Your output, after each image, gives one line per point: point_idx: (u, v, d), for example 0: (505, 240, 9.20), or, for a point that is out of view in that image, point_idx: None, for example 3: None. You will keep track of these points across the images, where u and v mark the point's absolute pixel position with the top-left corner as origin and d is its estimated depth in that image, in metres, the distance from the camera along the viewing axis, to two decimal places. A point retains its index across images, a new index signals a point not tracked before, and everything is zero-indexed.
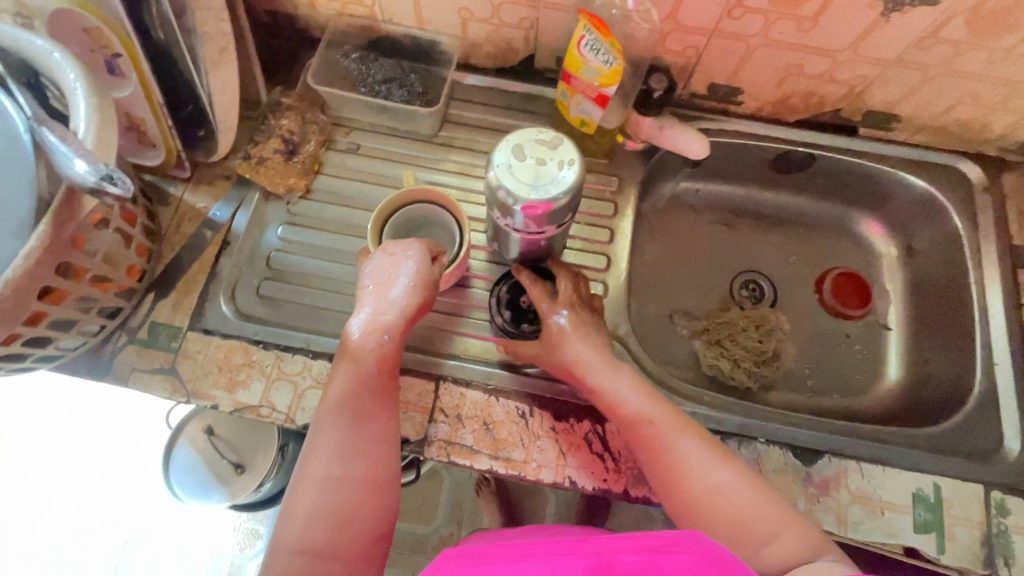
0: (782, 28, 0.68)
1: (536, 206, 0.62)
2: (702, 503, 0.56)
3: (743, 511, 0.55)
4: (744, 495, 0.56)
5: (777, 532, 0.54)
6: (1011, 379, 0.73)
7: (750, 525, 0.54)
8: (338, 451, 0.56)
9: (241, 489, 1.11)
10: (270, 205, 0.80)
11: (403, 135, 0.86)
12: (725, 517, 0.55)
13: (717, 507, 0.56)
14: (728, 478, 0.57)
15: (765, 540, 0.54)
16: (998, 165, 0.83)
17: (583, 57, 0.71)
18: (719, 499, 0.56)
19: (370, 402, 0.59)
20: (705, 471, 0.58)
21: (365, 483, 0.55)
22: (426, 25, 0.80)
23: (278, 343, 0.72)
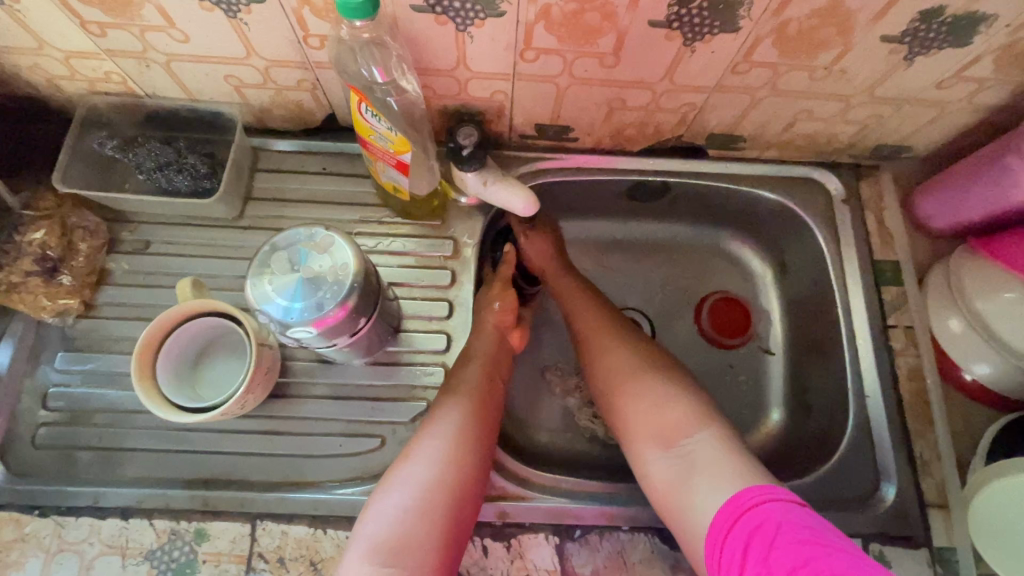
0: (585, 66, 0.60)
1: (327, 318, 0.52)
2: (615, 384, 0.65)
3: (646, 390, 0.63)
4: (642, 376, 0.64)
5: (675, 397, 0.61)
6: (885, 410, 0.68)
7: (653, 401, 0.62)
8: (430, 504, 0.54)
9: None
10: (43, 332, 0.68)
11: (199, 223, 0.73)
12: (631, 396, 0.63)
13: (624, 392, 0.64)
14: (628, 361, 0.66)
15: (664, 413, 0.60)
16: (854, 173, 0.77)
17: (367, 124, 0.59)
18: (623, 380, 0.64)
19: (468, 456, 0.58)
20: (610, 355, 0.67)
21: (436, 539, 0.53)
22: (198, 96, 0.68)
23: (58, 505, 0.61)
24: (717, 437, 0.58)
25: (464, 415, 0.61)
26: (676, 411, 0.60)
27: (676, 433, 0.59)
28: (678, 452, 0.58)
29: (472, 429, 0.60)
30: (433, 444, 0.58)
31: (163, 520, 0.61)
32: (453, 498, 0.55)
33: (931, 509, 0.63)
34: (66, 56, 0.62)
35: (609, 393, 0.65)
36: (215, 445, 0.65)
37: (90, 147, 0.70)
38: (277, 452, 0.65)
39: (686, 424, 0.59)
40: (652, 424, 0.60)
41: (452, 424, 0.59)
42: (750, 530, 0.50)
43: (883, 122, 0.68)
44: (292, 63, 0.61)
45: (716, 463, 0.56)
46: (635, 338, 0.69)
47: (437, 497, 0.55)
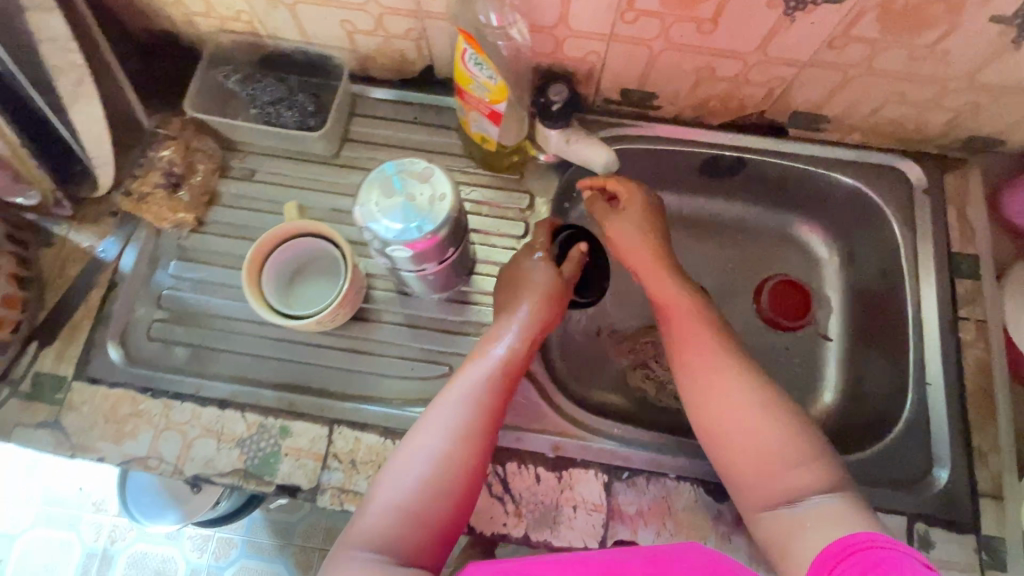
0: (682, 31, 0.62)
1: (417, 243, 0.57)
2: (732, 432, 0.59)
3: (768, 438, 0.58)
4: (762, 420, 0.59)
5: (796, 451, 0.57)
6: (945, 399, 0.68)
7: (772, 451, 0.57)
8: (462, 447, 0.58)
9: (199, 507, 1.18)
10: (161, 240, 0.76)
11: (300, 158, 0.80)
12: (746, 433, 0.58)
13: (737, 438, 0.59)
14: (752, 402, 0.60)
15: (783, 467, 0.56)
16: (939, 165, 0.76)
17: (469, 73, 0.64)
18: (740, 414, 0.59)
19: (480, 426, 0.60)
20: (733, 393, 0.60)
21: (463, 479, 0.57)
22: (313, 39, 0.75)
23: (167, 390, 0.69)
24: (845, 499, 0.54)
25: (495, 373, 0.63)
26: (798, 470, 0.56)
27: (794, 487, 0.56)
28: (796, 506, 0.55)
29: (501, 383, 0.62)
30: (464, 390, 0.61)
31: (253, 414, 0.68)
32: (478, 449, 0.59)
33: (984, 498, 0.64)
34: None
35: (718, 435, 0.60)
36: (300, 356, 0.73)
37: (216, 77, 0.77)
38: (356, 370, 0.72)
39: (802, 481, 0.56)
40: (772, 479, 0.57)
41: (482, 374, 0.62)
42: (859, 570, 0.45)
43: (979, 111, 0.67)
44: (405, 12, 0.66)
45: (834, 522, 0.52)
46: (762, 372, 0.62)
47: (467, 440, 0.59)
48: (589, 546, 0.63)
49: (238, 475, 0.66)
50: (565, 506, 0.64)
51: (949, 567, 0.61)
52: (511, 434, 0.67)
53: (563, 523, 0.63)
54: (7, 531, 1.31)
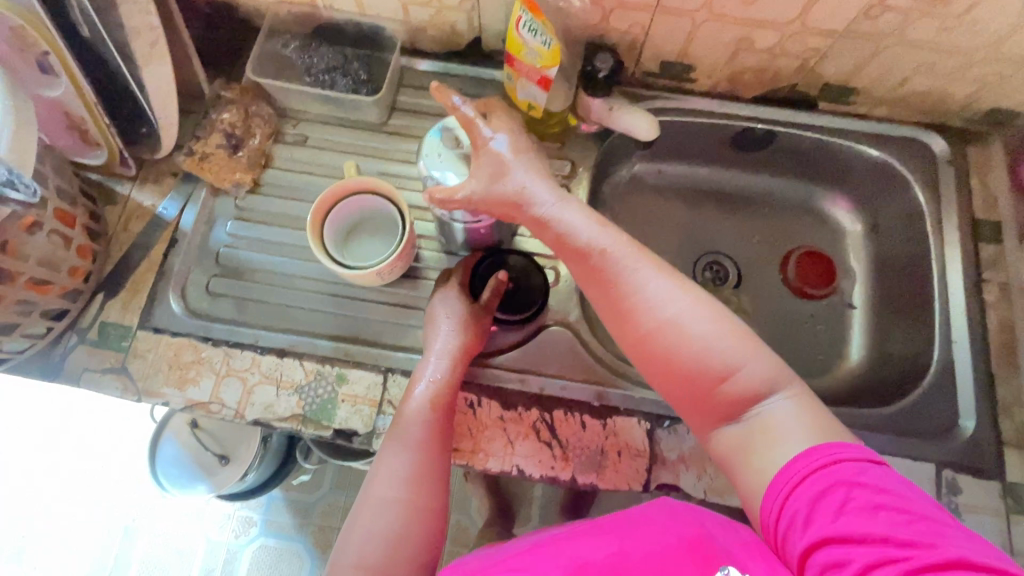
0: (726, 1, 0.66)
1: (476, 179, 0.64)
2: (679, 348, 0.54)
3: (703, 352, 0.53)
4: (687, 337, 0.53)
5: (747, 360, 0.53)
6: (970, 355, 0.71)
7: (722, 364, 0.53)
8: (427, 444, 0.61)
9: (227, 479, 1.21)
10: (219, 200, 0.79)
11: (351, 126, 0.84)
12: (686, 349, 0.53)
13: (686, 356, 0.53)
14: (663, 320, 0.54)
15: (734, 377, 0.53)
16: (961, 137, 0.80)
17: (522, 39, 0.68)
18: (660, 328, 0.54)
19: (436, 445, 0.62)
20: (664, 304, 0.55)
21: (436, 473, 0.61)
22: (368, 11, 0.78)
23: (228, 338, 0.72)
24: (789, 399, 0.52)
25: (444, 370, 0.66)
26: (749, 374, 0.52)
27: (748, 396, 0.52)
28: (747, 417, 0.53)
29: (450, 377, 0.66)
30: (416, 394, 0.64)
31: (311, 362, 0.71)
32: (442, 445, 0.62)
33: (1008, 447, 0.67)
34: None
35: (655, 356, 0.55)
36: (353, 310, 0.75)
37: (274, 45, 0.81)
38: (406, 323, 0.75)
39: (756, 387, 0.52)
40: (729, 397, 0.53)
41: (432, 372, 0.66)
42: (806, 505, 0.46)
43: (1002, 82, 0.71)
44: None
45: (795, 433, 0.50)
46: (652, 287, 0.56)
47: (430, 437, 0.62)
48: (633, 489, 0.66)
49: (297, 419, 0.69)
50: (610, 452, 0.67)
51: (975, 510, 0.65)
52: (557, 384, 0.70)
53: (608, 466, 0.66)
54: (36, 503, 1.33)
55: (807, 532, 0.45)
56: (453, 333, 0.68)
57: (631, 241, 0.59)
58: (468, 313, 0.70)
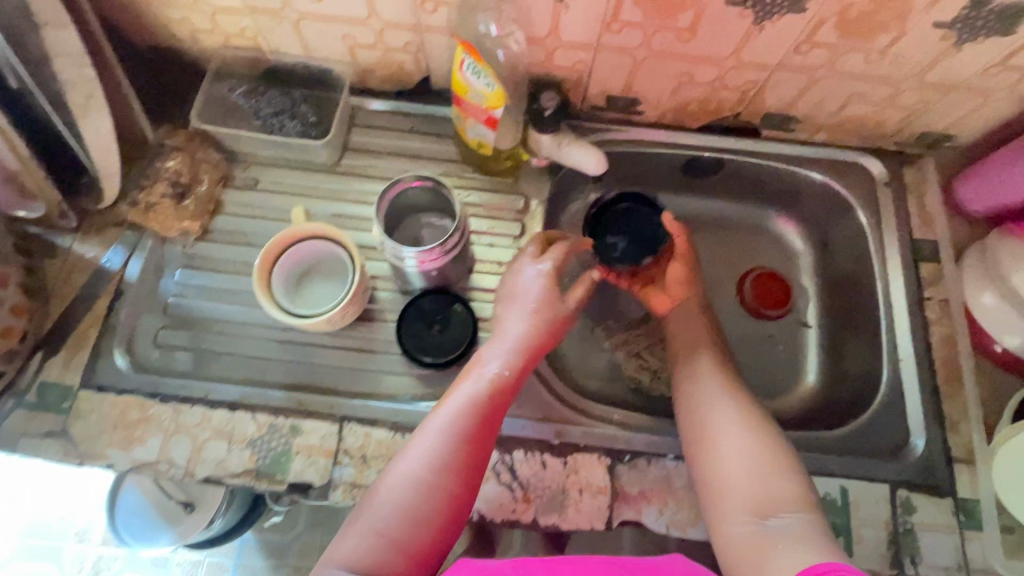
0: (662, 40, 0.68)
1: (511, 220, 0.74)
2: (727, 445, 0.61)
3: (750, 454, 0.60)
4: (739, 437, 0.61)
5: (786, 474, 0.58)
6: (917, 373, 0.73)
7: (758, 469, 0.58)
8: (453, 455, 0.58)
9: (190, 527, 1.16)
10: (166, 249, 0.78)
11: (302, 167, 0.83)
12: (731, 445, 0.61)
13: (727, 448, 0.61)
14: (723, 418, 0.63)
15: (770, 482, 0.57)
16: (898, 159, 0.83)
17: (467, 81, 0.69)
18: (719, 424, 0.63)
19: (465, 454, 0.58)
20: (724, 409, 0.64)
21: (449, 487, 0.57)
22: (314, 54, 0.78)
23: (176, 394, 0.70)
24: (820, 522, 0.54)
25: (495, 382, 0.63)
26: (785, 484, 0.57)
27: (775, 504, 0.56)
28: (770, 521, 0.55)
29: (496, 391, 0.63)
30: (456, 401, 0.61)
31: (264, 414, 0.69)
32: (471, 456, 0.59)
33: (957, 463, 0.69)
34: (214, 11, 0.72)
35: (706, 440, 0.62)
36: (310, 358, 0.75)
37: (220, 90, 0.80)
38: (362, 368, 0.74)
39: (787, 497, 0.56)
40: (758, 495, 0.57)
41: (479, 382, 0.63)
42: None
43: (931, 108, 0.74)
44: (405, 26, 0.71)
45: (807, 539, 0.52)
46: (717, 395, 0.65)
47: (460, 449, 0.58)
48: (595, 527, 0.66)
49: (251, 475, 0.67)
50: (571, 490, 0.67)
51: (930, 529, 0.66)
52: (517, 423, 0.70)
53: (570, 505, 0.66)
54: None
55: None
56: (516, 345, 0.66)
57: (719, 364, 0.69)
58: (553, 304, 0.69)
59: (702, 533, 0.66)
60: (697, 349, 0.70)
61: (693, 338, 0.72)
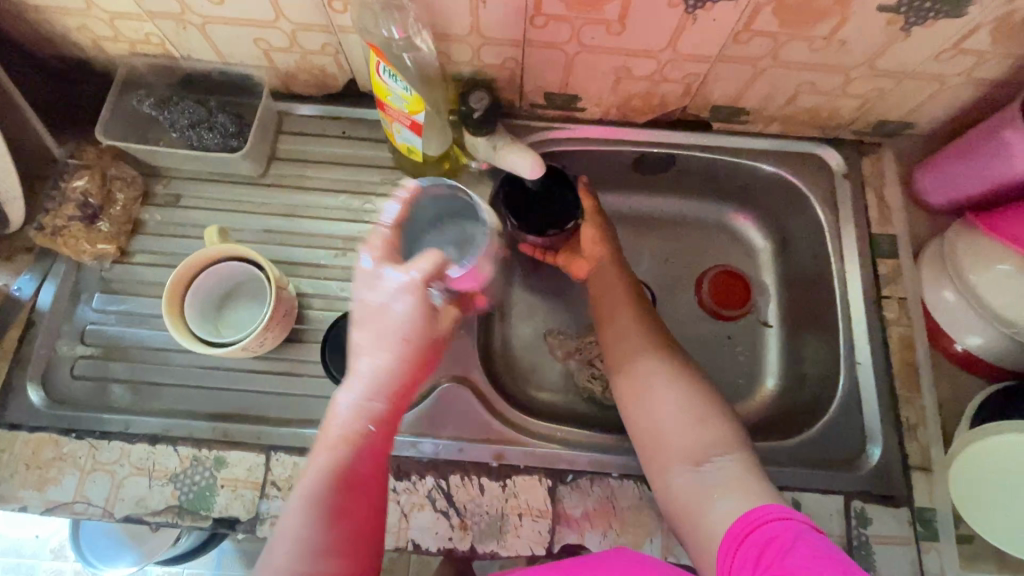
0: (592, 33, 0.63)
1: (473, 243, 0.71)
2: (658, 395, 0.61)
3: (676, 403, 0.61)
4: (665, 388, 0.62)
5: (713, 414, 0.60)
6: (874, 377, 0.70)
7: (689, 414, 0.60)
8: (332, 544, 0.48)
9: (158, 546, 1.01)
10: (82, 274, 0.73)
11: (226, 180, 0.78)
12: (661, 395, 0.61)
13: (657, 399, 0.61)
14: (651, 372, 0.63)
15: (696, 428, 0.59)
16: (856, 149, 0.79)
17: (385, 84, 0.63)
18: (650, 377, 0.63)
19: (364, 491, 0.51)
20: (653, 361, 0.64)
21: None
22: (230, 59, 0.73)
23: (93, 429, 0.66)
24: (745, 457, 0.57)
25: (352, 440, 0.50)
26: (710, 427, 0.59)
27: (707, 448, 0.57)
28: (704, 468, 0.57)
29: (361, 443, 0.51)
30: (320, 472, 0.49)
31: (186, 447, 0.66)
32: (356, 536, 0.50)
33: (915, 471, 0.66)
34: (111, 17, 0.67)
35: (637, 395, 0.63)
36: (237, 384, 0.70)
37: (129, 104, 0.75)
38: (292, 393, 0.70)
39: (714, 440, 0.58)
40: (689, 440, 0.58)
41: (341, 440, 0.50)
42: (758, 548, 0.47)
43: (885, 96, 0.70)
44: (318, 27, 0.65)
45: (741, 481, 0.54)
46: (642, 348, 0.65)
47: (328, 533, 0.48)
48: (536, 554, 0.62)
49: (173, 512, 0.63)
50: (510, 515, 0.64)
51: (885, 542, 0.63)
52: (454, 445, 0.67)
53: (508, 532, 0.63)
54: None
55: (756, 569, 0.46)
56: (400, 341, 0.51)
57: (644, 312, 0.69)
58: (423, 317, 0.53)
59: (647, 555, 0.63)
60: (619, 304, 0.70)
61: (614, 291, 0.71)
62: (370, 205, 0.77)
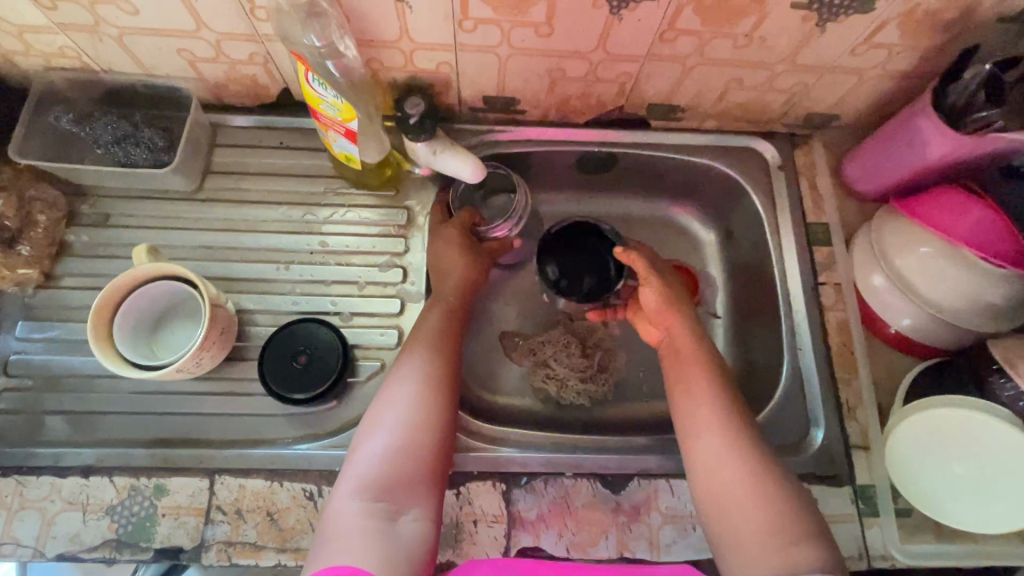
0: (521, 35, 0.63)
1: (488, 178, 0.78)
2: (735, 500, 0.54)
3: (747, 486, 0.54)
4: (755, 505, 0.53)
5: (796, 528, 0.51)
6: (814, 361, 0.72)
7: (774, 525, 0.51)
8: (412, 442, 0.57)
9: None
10: (3, 302, 0.70)
11: (158, 197, 0.75)
12: (741, 501, 0.54)
13: (736, 507, 0.54)
14: (739, 484, 0.54)
15: (770, 512, 0.52)
16: (788, 141, 0.82)
17: (315, 92, 0.62)
18: (730, 474, 0.55)
19: (444, 372, 0.63)
20: (728, 461, 0.56)
21: (424, 473, 0.56)
22: (154, 71, 0.70)
23: (19, 465, 0.63)
24: None
25: (425, 367, 0.63)
26: (800, 549, 0.50)
27: (794, 567, 0.48)
28: None
29: (437, 370, 0.63)
30: (403, 390, 0.61)
31: (123, 477, 0.63)
32: (432, 441, 0.58)
33: (855, 450, 0.68)
34: (20, 30, 0.63)
35: (705, 479, 0.56)
36: (177, 407, 0.68)
37: (46, 121, 0.71)
38: (237, 413, 0.68)
39: (805, 562, 0.49)
40: (775, 559, 0.49)
41: (416, 369, 0.62)
42: None
43: (809, 90, 0.72)
44: (243, 36, 0.64)
45: None
46: (703, 420, 0.59)
47: (428, 403, 0.60)
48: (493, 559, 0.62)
49: (110, 547, 0.60)
50: (465, 523, 0.63)
51: (830, 520, 0.65)
52: None
53: (464, 539, 0.62)
54: None
55: None
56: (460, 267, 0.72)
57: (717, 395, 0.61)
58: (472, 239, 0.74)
59: (604, 552, 0.63)
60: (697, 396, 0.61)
61: (689, 372, 0.64)
62: (311, 217, 0.76)
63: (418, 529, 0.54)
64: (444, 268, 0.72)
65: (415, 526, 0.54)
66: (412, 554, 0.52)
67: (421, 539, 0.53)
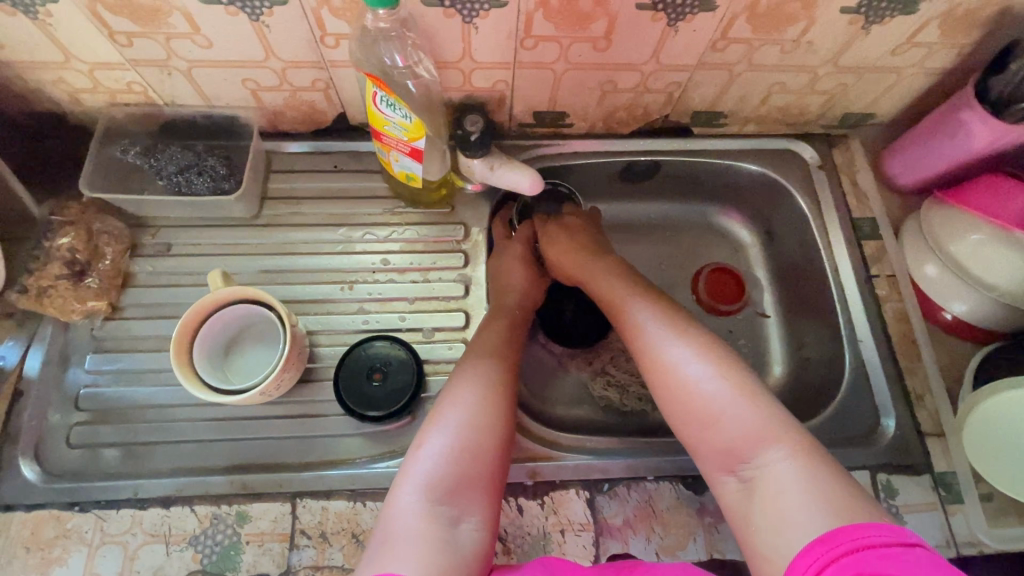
0: (579, 51, 0.66)
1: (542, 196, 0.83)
2: (675, 384, 0.58)
3: (710, 400, 0.56)
4: (697, 382, 0.57)
5: (743, 406, 0.55)
6: (875, 352, 0.74)
7: (718, 409, 0.55)
8: (475, 448, 0.57)
9: None
10: (72, 336, 0.70)
11: (219, 224, 0.76)
12: (681, 382, 0.58)
13: (671, 384, 0.58)
14: (678, 368, 0.58)
15: (730, 429, 0.54)
16: (826, 142, 0.84)
17: (382, 114, 0.64)
18: (667, 359, 0.60)
19: (505, 383, 0.63)
20: (665, 351, 0.60)
21: (485, 481, 0.56)
22: (215, 102, 0.72)
23: (98, 500, 0.62)
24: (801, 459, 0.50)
25: (487, 374, 0.63)
26: (744, 425, 0.54)
27: (743, 446, 0.53)
28: (743, 473, 0.52)
29: (501, 382, 0.63)
30: (466, 396, 0.60)
31: (204, 506, 0.62)
32: (496, 450, 0.58)
33: (929, 438, 0.69)
34: (91, 68, 0.65)
35: (665, 389, 0.59)
36: (249, 432, 0.67)
37: (111, 154, 0.73)
38: (310, 434, 0.68)
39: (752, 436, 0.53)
40: (720, 438, 0.54)
41: (479, 377, 0.62)
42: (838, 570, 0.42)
43: (849, 91, 0.75)
44: (309, 63, 0.66)
45: (797, 485, 0.48)
46: (662, 337, 0.61)
47: (491, 412, 0.60)
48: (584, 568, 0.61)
49: None
50: (553, 533, 0.63)
51: (914, 509, 0.65)
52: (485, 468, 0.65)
53: (554, 549, 0.62)
54: None
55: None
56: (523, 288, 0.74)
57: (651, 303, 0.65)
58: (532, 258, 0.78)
59: (693, 554, 0.63)
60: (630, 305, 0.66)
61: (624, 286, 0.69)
62: (369, 236, 0.77)
63: (478, 538, 0.52)
64: (505, 285, 0.74)
65: (475, 534, 0.52)
66: (472, 561, 0.50)
67: (481, 549, 0.52)
